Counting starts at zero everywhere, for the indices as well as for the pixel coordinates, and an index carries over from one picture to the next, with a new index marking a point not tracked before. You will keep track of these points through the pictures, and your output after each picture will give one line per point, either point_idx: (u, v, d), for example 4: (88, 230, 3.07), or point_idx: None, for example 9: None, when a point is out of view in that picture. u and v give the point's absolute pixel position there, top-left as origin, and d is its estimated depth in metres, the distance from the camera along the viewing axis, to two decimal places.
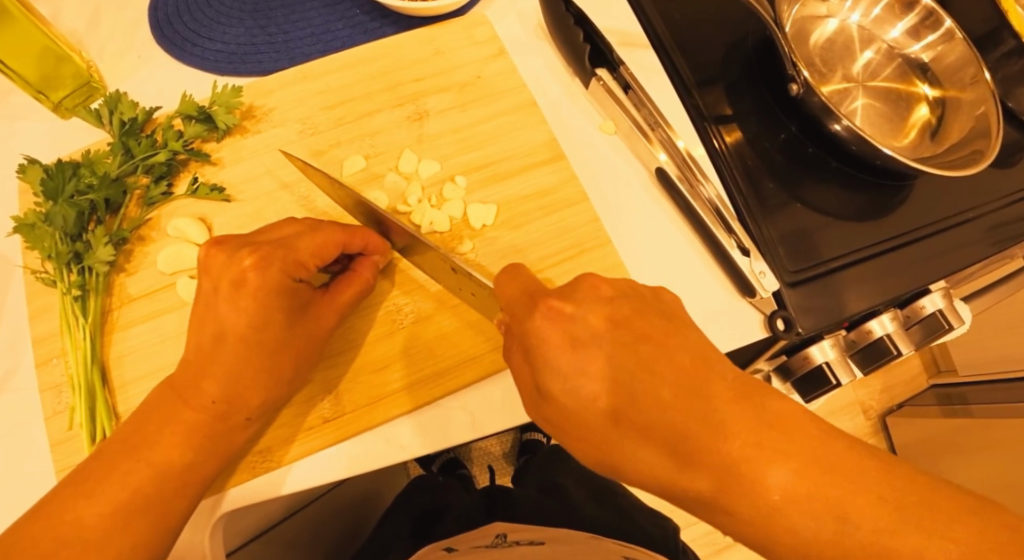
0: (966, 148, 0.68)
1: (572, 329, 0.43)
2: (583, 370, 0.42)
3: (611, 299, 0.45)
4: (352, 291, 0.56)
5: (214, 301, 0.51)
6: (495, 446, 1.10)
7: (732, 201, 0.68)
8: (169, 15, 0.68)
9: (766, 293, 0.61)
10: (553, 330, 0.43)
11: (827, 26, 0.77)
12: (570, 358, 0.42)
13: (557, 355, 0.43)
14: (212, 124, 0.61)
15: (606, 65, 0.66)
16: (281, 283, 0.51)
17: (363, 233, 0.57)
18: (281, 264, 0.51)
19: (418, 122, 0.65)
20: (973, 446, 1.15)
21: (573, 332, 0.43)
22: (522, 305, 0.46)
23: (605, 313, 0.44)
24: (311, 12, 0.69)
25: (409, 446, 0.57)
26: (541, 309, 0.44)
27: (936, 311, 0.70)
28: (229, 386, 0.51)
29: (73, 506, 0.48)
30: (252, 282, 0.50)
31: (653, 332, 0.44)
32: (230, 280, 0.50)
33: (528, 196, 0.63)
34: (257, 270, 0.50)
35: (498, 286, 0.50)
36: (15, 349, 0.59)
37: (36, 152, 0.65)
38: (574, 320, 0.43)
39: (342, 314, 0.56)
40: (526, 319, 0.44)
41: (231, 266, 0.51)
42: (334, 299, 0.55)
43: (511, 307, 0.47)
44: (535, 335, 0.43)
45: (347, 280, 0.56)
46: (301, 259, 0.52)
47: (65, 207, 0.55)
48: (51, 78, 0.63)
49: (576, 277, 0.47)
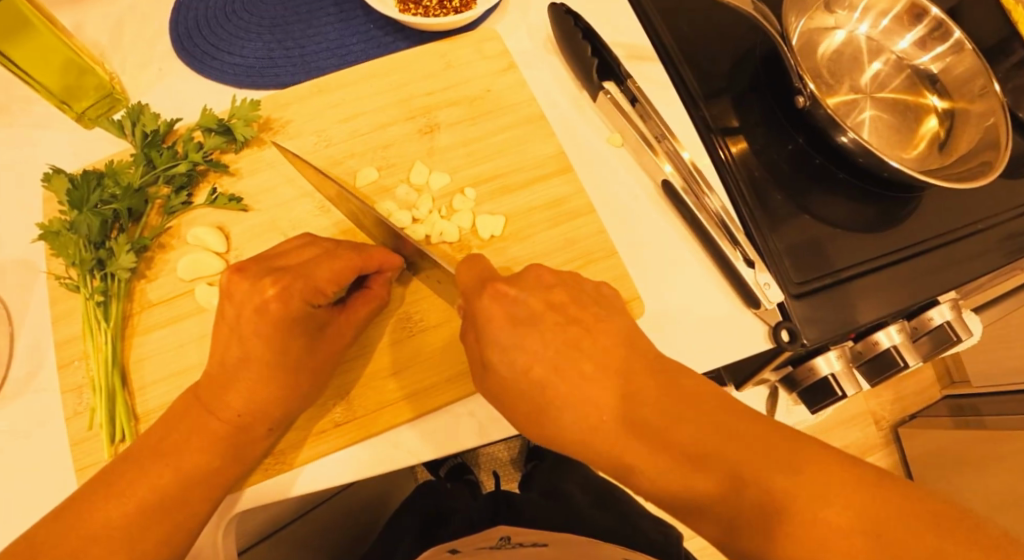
0: (975, 159, 0.68)
1: (514, 310, 0.49)
2: (522, 344, 0.48)
3: (551, 287, 0.51)
4: (365, 311, 0.57)
5: (236, 324, 0.53)
6: (503, 452, 1.11)
7: (738, 212, 0.69)
8: (189, 29, 0.71)
9: (770, 305, 0.62)
10: (496, 309, 0.48)
11: (835, 37, 0.77)
12: (510, 334, 0.48)
13: (497, 330, 0.48)
14: (231, 136, 0.64)
15: (613, 78, 0.68)
16: (300, 308, 0.52)
17: (379, 254, 0.57)
18: (298, 294, 0.52)
19: (428, 135, 0.67)
20: (985, 459, 1.14)
21: (512, 311, 0.49)
22: (474, 287, 0.50)
23: (542, 296, 0.50)
24: (326, 27, 0.71)
25: (418, 450, 0.58)
26: (490, 292, 0.49)
27: (944, 322, 0.70)
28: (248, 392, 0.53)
29: (98, 504, 0.50)
30: (273, 307, 0.52)
31: (579, 313, 0.50)
32: (253, 304, 0.52)
33: (535, 208, 0.65)
34: (280, 292, 0.52)
35: (456, 272, 0.53)
36: (39, 351, 0.61)
37: (60, 160, 0.68)
38: (514, 301, 0.49)
39: (357, 325, 0.57)
40: (474, 300, 0.49)
41: (256, 293, 0.52)
42: (348, 316, 0.57)
43: (464, 292, 0.51)
44: (480, 313, 0.49)
45: (359, 301, 0.58)
46: (320, 286, 0.53)
47: (89, 215, 0.57)
48: (74, 89, 0.65)
49: (523, 268, 0.53)
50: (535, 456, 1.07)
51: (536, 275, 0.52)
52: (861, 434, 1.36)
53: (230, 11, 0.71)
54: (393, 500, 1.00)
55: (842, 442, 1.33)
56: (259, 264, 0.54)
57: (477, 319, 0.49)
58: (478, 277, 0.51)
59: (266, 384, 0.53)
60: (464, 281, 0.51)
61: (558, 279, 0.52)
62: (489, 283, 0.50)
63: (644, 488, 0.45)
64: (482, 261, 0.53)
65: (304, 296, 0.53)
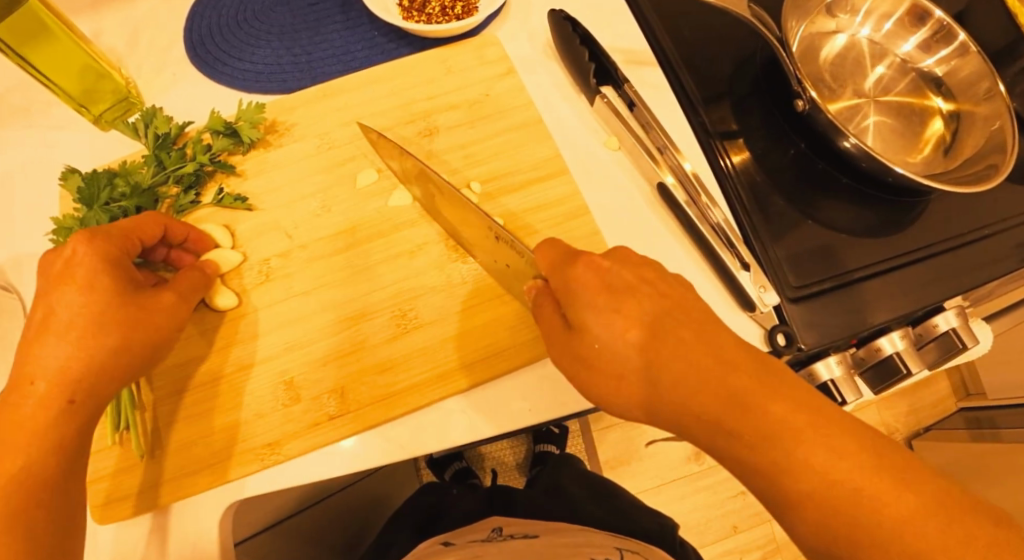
0: (981, 163, 0.67)
1: (609, 280, 0.49)
2: (614, 311, 0.48)
3: (643, 263, 0.51)
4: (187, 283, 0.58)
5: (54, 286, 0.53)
6: (508, 456, 1.13)
7: (737, 217, 0.69)
8: (202, 36, 0.74)
9: (766, 308, 0.62)
10: (590, 278, 0.49)
11: (837, 41, 0.77)
12: (605, 302, 0.48)
13: (593, 298, 0.49)
14: (237, 138, 0.66)
15: (611, 82, 0.69)
16: (113, 252, 0.54)
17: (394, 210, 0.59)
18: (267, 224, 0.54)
19: (428, 138, 0.68)
20: (1001, 472, 1.11)
21: (607, 281, 0.49)
22: (563, 260, 0.51)
23: (638, 271, 0.50)
24: (332, 34, 0.74)
25: (410, 445, 0.59)
26: (585, 262, 0.50)
27: (949, 330, 0.68)
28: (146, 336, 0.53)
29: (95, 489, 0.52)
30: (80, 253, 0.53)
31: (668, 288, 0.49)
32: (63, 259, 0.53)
33: (531, 209, 0.66)
34: (85, 243, 0.53)
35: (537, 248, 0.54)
36: None
37: (76, 160, 0.71)
38: (610, 273, 0.49)
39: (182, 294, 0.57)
40: (569, 267, 0.50)
41: (60, 252, 0.54)
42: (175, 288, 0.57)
43: (551, 265, 0.52)
44: (574, 280, 0.49)
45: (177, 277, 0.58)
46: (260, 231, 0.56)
47: (99, 212, 0.60)
48: (92, 93, 0.69)
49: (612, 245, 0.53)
50: (539, 459, 1.06)
51: (625, 252, 0.52)
52: None
53: (241, 19, 0.74)
54: (396, 500, 1.00)
55: None
56: None
57: (572, 286, 0.49)
58: (564, 253, 0.52)
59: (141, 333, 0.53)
60: (545, 263, 0.53)
61: (648, 259, 0.52)
62: (584, 254, 0.50)
63: (720, 449, 0.44)
64: (559, 245, 0.54)
65: (116, 247, 0.55)
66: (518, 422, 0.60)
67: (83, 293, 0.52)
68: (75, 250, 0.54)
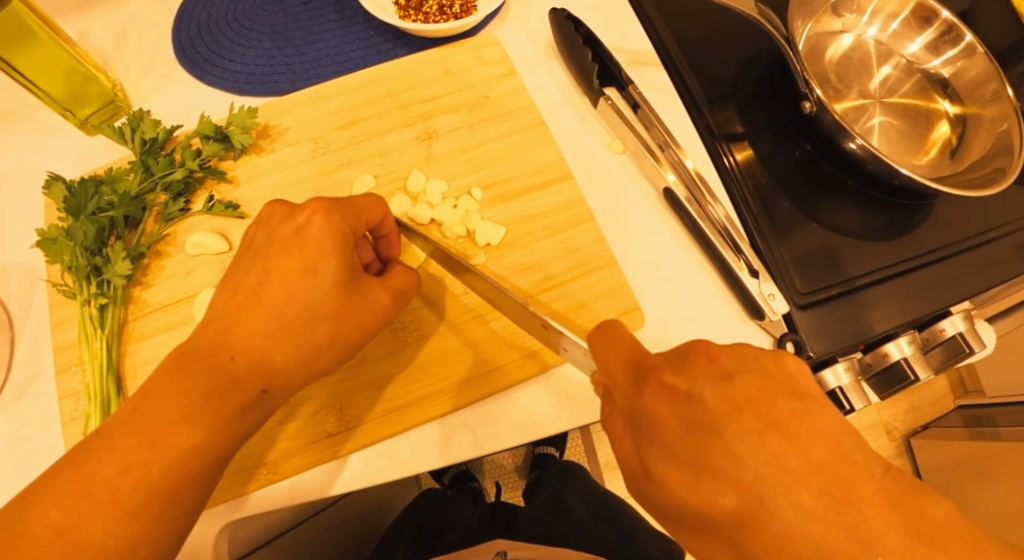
0: (988, 165, 0.66)
1: (691, 413, 0.40)
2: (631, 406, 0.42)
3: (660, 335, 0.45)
4: (403, 279, 0.55)
5: (266, 250, 0.52)
6: (508, 460, 1.10)
7: (742, 220, 0.67)
8: (191, 37, 0.71)
9: (775, 316, 0.60)
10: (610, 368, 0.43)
11: (842, 41, 0.76)
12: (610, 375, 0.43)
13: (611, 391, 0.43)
14: (228, 143, 0.63)
15: (614, 84, 0.67)
16: (341, 228, 0.52)
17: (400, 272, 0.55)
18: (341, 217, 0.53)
19: (426, 141, 0.66)
20: (1001, 471, 1.11)
21: (638, 381, 0.42)
22: (639, 392, 0.43)
23: (724, 395, 0.40)
24: (327, 34, 0.71)
25: (412, 461, 0.57)
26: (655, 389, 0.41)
27: (957, 334, 0.67)
28: (262, 316, 0.50)
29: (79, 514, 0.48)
30: (316, 223, 0.52)
31: None
32: (292, 225, 0.52)
33: (535, 216, 0.64)
34: (323, 215, 0.52)
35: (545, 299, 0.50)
36: (36, 357, 0.61)
37: (61, 167, 0.68)
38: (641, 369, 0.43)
39: (395, 296, 0.54)
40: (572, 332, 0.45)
41: (293, 216, 0.53)
42: (387, 281, 0.54)
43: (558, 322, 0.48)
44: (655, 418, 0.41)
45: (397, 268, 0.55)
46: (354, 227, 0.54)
47: (86, 223, 0.57)
48: (79, 96, 0.65)
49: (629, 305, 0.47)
50: (540, 463, 1.05)
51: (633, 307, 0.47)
52: (872, 444, 1.34)
53: (232, 19, 0.71)
54: (395, 507, 0.99)
55: None
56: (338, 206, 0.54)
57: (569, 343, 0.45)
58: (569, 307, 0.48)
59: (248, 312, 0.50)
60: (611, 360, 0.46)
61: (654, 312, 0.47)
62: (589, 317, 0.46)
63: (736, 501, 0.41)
64: (625, 337, 0.47)
65: (345, 223, 0.53)
66: (525, 436, 0.58)
67: (309, 265, 0.51)
68: (310, 219, 0.52)
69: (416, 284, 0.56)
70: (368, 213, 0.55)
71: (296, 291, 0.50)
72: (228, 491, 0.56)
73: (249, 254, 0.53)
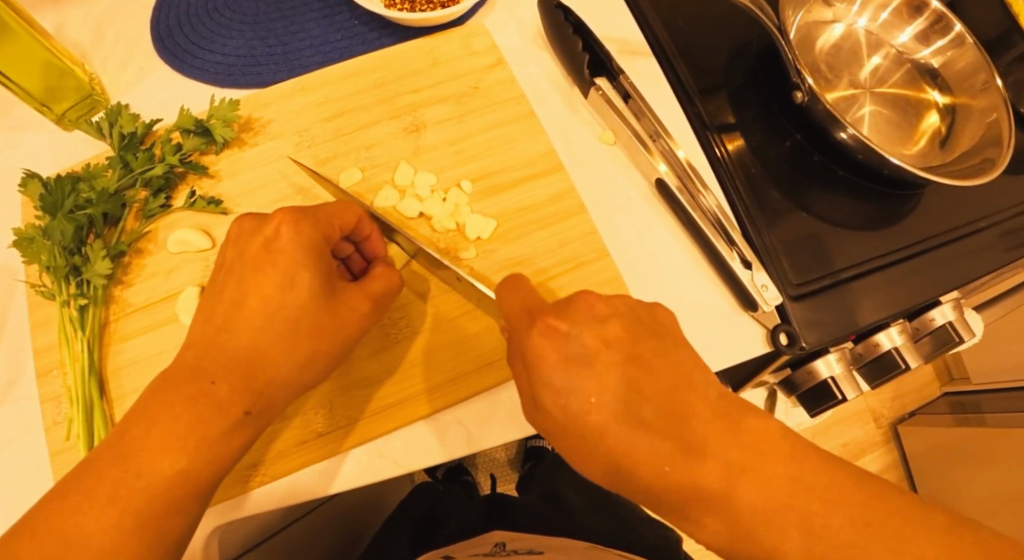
0: (978, 156, 0.66)
1: (568, 350, 0.44)
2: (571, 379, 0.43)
3: (605, 319, 0.46)
4: (381, 285, 0.54)
5: (237, 266, 0.51)
6: (500, 453, 1.09)
7: (734, 211, 0.67)
8: (170, 28, 0.69)
9: (768, 307, 0.60)
10: (548, 347, 0.44)
11: (833, 31, 0.75)
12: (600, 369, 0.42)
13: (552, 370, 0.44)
14: (210, 137, 0.62)
15: (605, 74, 0.66)
16: (313, 238, 0.51)
17: (382, 275, 0.54)
18: (312, 223, 0.51)
19: (414, 133, 0.65)
20: (985, 455, 1.13)
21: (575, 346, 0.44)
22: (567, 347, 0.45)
23: (597, 332, 0.45)
24: (310, 23, 0.69)
25: (405, 459, 0.56)
26: (539, 326, 0.45)
27: (946, 323, 0.67)
28: (241, 336, 0.49)
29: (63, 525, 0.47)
30: (286, 235, 0.50)
31: None
32: (261, 238, 0.51)
33: (526, 209, 0.63)
34: (292, 226, 0.50)
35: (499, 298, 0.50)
36: (16, 360, 0.60)
37: (37, 164, 0.66)
38: (569, 340, 0.44)
39: (374, 301, 0.53)
40: (539, 326, 0.45)
41: (261, 230, 0.51)
42: (364, 287, 0.53)
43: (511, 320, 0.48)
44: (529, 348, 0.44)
45: (375, 272, 0.54)
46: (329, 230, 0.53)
47: (63, 221, 0.55)
48: (56, 90, 0.63)
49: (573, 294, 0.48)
50: (533, 455, 1.05)
51: (589, 304, 0.46)
52: (860, 431, 1.36)
53: (212, 8, 0.69)
54: (388, 504, 0.99)
55: (842, 440, 1.32)
56: (309, 212, 0.52)
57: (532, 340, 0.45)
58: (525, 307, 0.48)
59: (225, 331, 0.49)
60: (510, 307, 0.48)
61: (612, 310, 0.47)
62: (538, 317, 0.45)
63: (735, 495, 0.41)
64: (523, 286, 0.50)
65: (317, 230, 0.52)
66: (519, 432, 0.58)
67: (284, 280, 0.50)
68: (279, 230, 0.51)
69: (399, 285, 0.55)
70: (340, 217, 0.54)
71: (271, 305, 0.49)
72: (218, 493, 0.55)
73: (221, 271, 0.52)
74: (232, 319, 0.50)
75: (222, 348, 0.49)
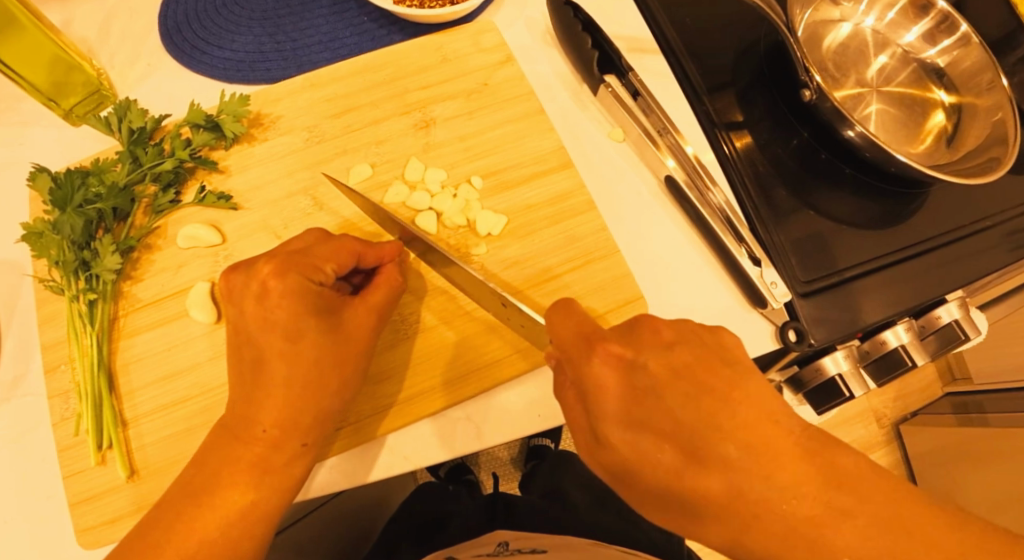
0: (984, 154, 0.66)
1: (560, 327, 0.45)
2: (590, 356, 0.44)
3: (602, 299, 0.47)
4: (383, 293, 0.54)
5: (242, 327, 0.51)
6: (502, 451, 1.09)
7: (743, 209, 0.67)
8: (179, 23, 0.69)
9: (777, 304, 0.60)
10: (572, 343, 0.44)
11: (840, 30, 0.76)
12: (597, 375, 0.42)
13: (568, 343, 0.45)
14: (220, 132, 0.61)
15: (614, 71, 0.66)
16: (300, 284, 0.50)
17: (383, 282, 0.54)
18: (297, 269, 0.50)
19: (424, 130, 0.65)
20: (988, 455, 1.13)
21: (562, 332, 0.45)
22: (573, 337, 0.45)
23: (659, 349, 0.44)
24: (319, 19, 0.69)
25: (414, 456, 0.56)
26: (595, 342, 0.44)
27: (953, 321, 0.67)
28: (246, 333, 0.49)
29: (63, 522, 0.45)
30: (275, 289, 0.50)
31: None
32: (253, 297, 0.50)
33: (535, 205, 0.63)
34: (277, 277, 0.50)
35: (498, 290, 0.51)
36: (25, 355, 0.59)
37: (45, 159, 0.66)
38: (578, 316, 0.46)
39: (379, 310, 0.54)
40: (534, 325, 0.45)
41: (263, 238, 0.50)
42: (366, 299, 0.53)
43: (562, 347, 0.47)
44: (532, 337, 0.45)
45: (376, 281, 0.54)
46: (318, 263, 0.52)
47: (73, 215, 0.55)
48: (63, 85, 0.63)
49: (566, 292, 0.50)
50: (537, 454, 1.05)
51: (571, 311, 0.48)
52: (862, 431, 1.36)
53: (221, 4, 0.69)
54: (392, 503, 0.99)
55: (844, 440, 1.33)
56: (295, 259, 0.51)
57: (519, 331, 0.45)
58: (578, 335, 0.46)
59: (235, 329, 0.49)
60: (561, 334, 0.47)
61: (607, 308, 0.48)
62: (601, 346, 0.45)
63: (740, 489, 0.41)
64: (574, 308, 0.49)
65: (303, 275, 0.50)
66: (528, 428, 0.58)
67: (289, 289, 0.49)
68: (266, 284, 0.50)
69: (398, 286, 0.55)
70: (331, 259, 0.53)
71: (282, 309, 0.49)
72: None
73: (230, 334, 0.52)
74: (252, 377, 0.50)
75: (253, 396, 0.50)
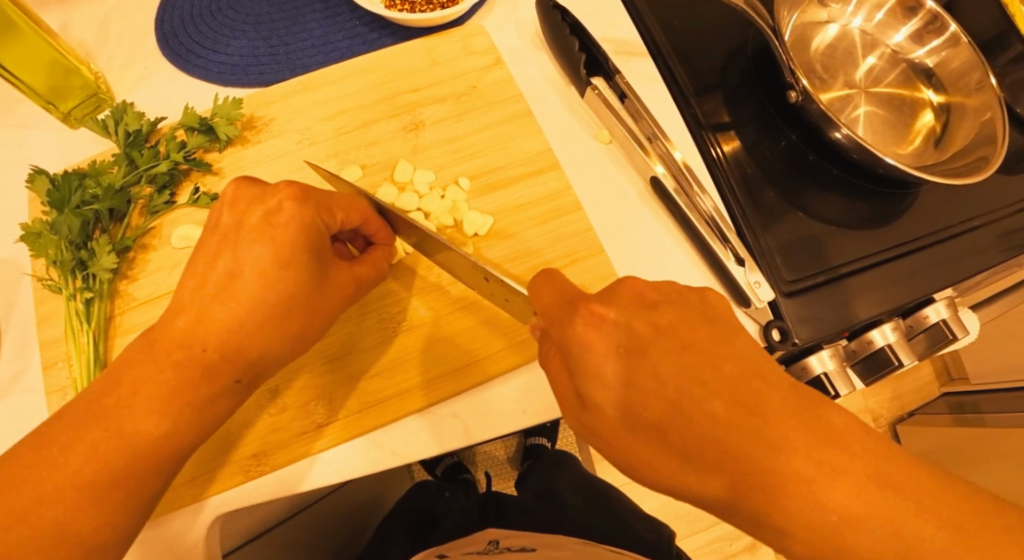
0: (971, 155, 0.67)
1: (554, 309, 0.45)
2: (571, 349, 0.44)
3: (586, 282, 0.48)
4: (369, 269, 0.57)
5: (235, 234, 0.51)
6: (498, 450, 1.10)
7: (729, 210, 0.67)
8: (175, 27, 0.70)
9: (761, 303, 0.61)
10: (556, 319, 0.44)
11: (828, 31, 0.76)
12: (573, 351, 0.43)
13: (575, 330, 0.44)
14: (213, 134, 0.63)
15: (602, 73, 0.67)
16: (313, 222, 0.52)
17: (372, 259, 0.58)
18: (315, 206, 0.52)
19: (414, 132, 0.66)
20: (983, 455, 1.13)
21: (610, 334, 0.43)
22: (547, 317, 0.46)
23: (647, 318, 0.44)
24: (312, 24, 0.71)
25: (402, 451, 0.57)
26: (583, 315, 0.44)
27: (939, 320, 0.68)
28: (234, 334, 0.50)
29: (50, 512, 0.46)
30: (288, 213, 0.51)
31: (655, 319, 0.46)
32: (263, 210, 0.51)
33: (522, 206, 0.64)
34: (295, 205, 0.52)
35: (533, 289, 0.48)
36: (23, 352, 0.61)
37: (44, 161, 0.67)
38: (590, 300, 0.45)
39: (360, 284, 0.57)
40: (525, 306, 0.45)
41: (250, 232, 0.51)
42: (354, 269, 0.56)
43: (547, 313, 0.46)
44: (574, 338, 0.43)
45: (365, 257, 0.58)
46: (331, 208, 0.54)
47: (70, 216, 0.57)
48: (61, 89, 0.64)
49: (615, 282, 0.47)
50: (532, 453, 1.06)
51: (637, 292, 0.46)
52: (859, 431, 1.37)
53: (216, 9, 0.71)
54: (387, 500, 1.00)
55: None
56: (312, 189, 0.53)
57: None
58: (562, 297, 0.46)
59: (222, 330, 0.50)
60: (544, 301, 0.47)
61: (662, 297, 0.46)
62: (583, 305, 0.44)
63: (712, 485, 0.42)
64: (558, 276, 0.49)
65: (316, 213, 0.52)
66: (515, 426, 0.59)
67: (274, 285, 0.51)
68: (280, 206, 0.51)
69: (382, 271, 0.59)
70: (343, 210, 0.55)
71: (269, 309, 0.51)
72: (210, 464, 0.56)
73: (215, 237, 0.52)
74: (223, 295, 0.50)
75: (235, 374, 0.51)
